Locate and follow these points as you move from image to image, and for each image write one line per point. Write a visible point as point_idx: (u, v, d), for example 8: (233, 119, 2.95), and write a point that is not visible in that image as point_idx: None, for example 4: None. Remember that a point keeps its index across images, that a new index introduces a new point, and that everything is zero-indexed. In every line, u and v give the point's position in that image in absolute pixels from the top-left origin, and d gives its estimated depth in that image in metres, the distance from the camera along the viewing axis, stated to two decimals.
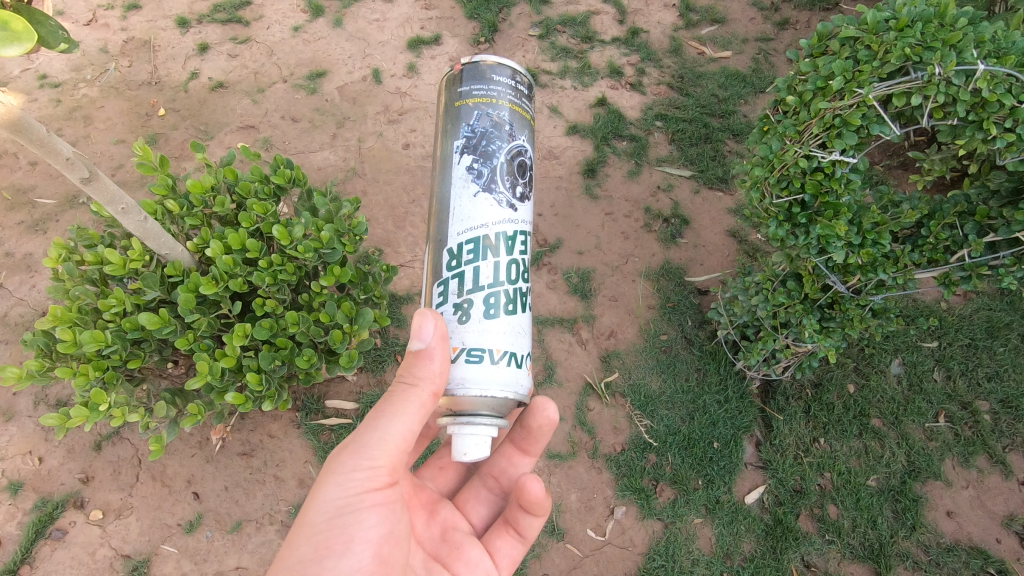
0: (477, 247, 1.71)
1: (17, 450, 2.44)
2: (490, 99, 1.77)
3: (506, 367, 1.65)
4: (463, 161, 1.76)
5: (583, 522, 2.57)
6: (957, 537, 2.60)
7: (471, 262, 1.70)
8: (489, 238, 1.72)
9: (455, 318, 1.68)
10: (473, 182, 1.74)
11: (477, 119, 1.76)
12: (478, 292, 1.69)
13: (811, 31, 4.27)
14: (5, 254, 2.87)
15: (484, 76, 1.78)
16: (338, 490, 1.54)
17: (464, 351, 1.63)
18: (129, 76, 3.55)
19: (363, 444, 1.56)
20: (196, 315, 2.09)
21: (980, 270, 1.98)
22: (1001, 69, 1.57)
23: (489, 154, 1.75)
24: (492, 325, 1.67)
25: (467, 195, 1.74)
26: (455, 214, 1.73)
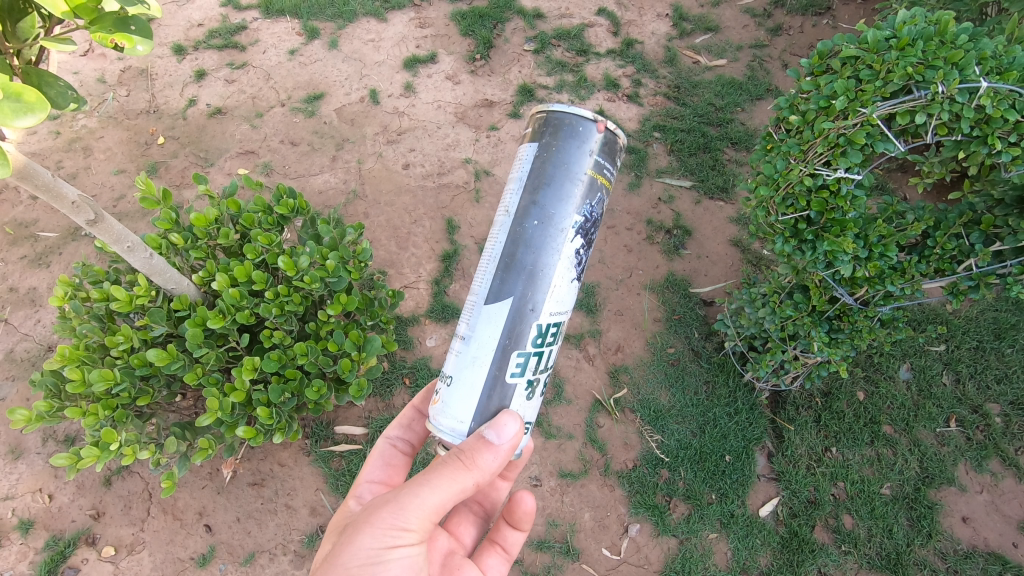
0: (557, 331, 1.78)
1: (27, 488, 2.43)
2: (610, 186, 1.80)
3: (526, 432, 1.75)
4: (574, 241, 1.75)
5: (598, 541, 2.54)
6: (974, 543, 2.57)
7: (550, 344, 1.76)
8: (563, 325, 1.81)
9: (524, 394, 1.72)
10: (575, 266, 1.77)
11: (597, 203, 1.79)
12: (543, 374, 1.78)
13: (805, 36, 4.29)
14: (9, 289, 2.86)
15: (613, 157, 1.79)
16: (374, 540, 1.40)
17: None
18: (128, 106, 3.56)
19: (403, 504, 1.44)
20: (205, 350, 2.08)
21: (988, 279, 1.97)
22: (1004, 86, 1.60)
23: (590, 242, 1.81)
24: (537, 401, 1.77)
25: (566, 276, 1.75)
26: (553, 293, 1.73)
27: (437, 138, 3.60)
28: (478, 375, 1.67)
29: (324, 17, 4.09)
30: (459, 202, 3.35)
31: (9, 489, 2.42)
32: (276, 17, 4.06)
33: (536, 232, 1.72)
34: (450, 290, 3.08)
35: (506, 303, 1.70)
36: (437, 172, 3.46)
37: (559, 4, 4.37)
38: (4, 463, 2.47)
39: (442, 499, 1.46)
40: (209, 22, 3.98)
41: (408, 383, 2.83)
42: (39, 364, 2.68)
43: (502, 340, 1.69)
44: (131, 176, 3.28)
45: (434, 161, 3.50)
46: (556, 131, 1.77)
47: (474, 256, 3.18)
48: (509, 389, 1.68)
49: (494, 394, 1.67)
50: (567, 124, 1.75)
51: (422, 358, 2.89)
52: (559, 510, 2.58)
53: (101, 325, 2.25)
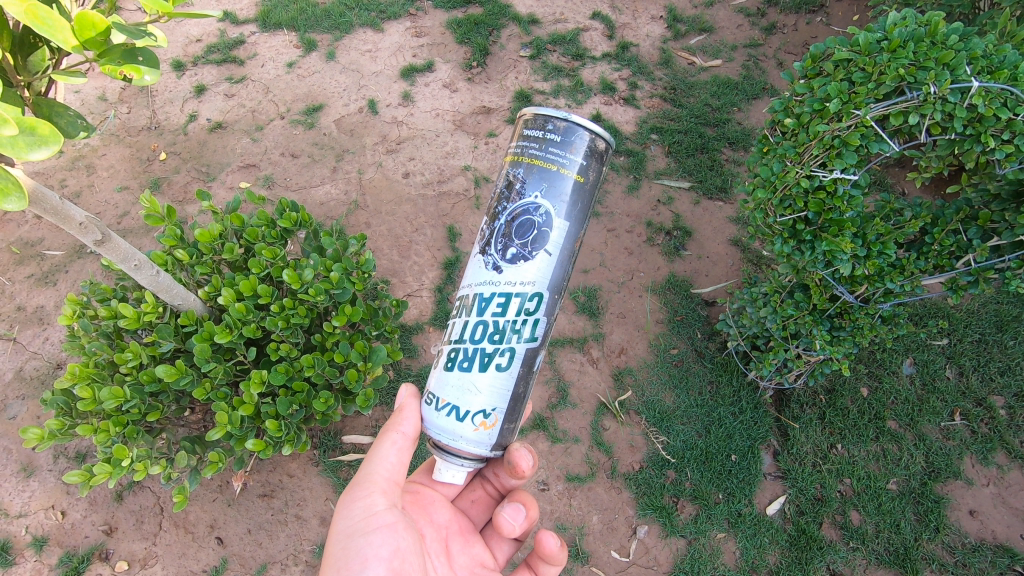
0: (461, 304, 1.85)
1: (40, 505, 2.45)
2: (519, 158, 1.80)
3: (445, 416, 1.73)
4: (482, 220, 1.89)
5: (607, 544, 2.55)
6: (982, 536, 2.58)
7: (456, 314, 1.86)
8: (467, 299, 1.83)
9: (436, 361, 1.88)
10: (478, 243, 1.86)
11: (505, 179, 1.83)
12: (448, 346, 1.81)
13: (799, 34, 4.31)
14: (17, 309, 2.89)
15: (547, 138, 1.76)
16: (348, 517, 1.67)
17: (427, 392, 1.82)
18: (129, 123, 3.59)
19: (358, 480, 1.75)
20: (213, 364, 2.11)
21: (987, 273, 1.99)
22: (995, 85, 1.62)
23: (496, 216, 1.81)
24: (448, 376, 1.77)
25: (471, 252, 1.87)
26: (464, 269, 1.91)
27: (436, 146, 3.62)
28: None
29: (321, 29, 4.13)
30: (460, 209, 3.38)
31: (22, 507, 2.44)
32: (273, 30, 4.09)
33: None
34: (453, 297, 3.11)
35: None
36: (438, 180, 3.49)
37: (554, 9, 4.40)
38: (16, 481, 2.49)
39: (389, 460, 1.77)
40: (207, 37, 4.02)
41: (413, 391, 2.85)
42: (48, 382, 2.71)
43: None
44: (135, 193, 3.31)
45: (434, 169, 3.53)
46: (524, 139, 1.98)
47: None
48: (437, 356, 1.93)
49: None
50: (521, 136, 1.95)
51: (427, 366, 2.91)
52: (568, 514, 2.60)
53: (110, 342, 2.27)
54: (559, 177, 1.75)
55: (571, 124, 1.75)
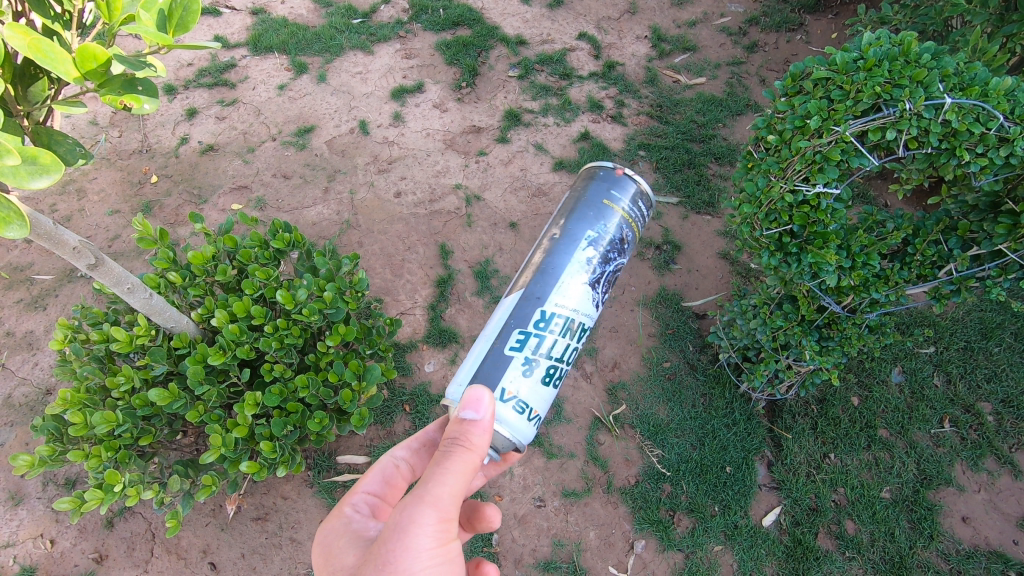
0: (563, 325, 2.00)
1: (28, 534, 2.40)
2: (629, 217, 2.23)
3: (529, 423, 1.86)
4: (587, 250, 2.12)
5: (605, 560, 2.53)
6: (976, 543, 2.59)
7: (554, 333, 1.98)
8: (574, 322, 2.03)
9: (520, 368, 1.89)
10: (586, 273, 2.10)
11: (614, 229, 2.19)
12: (548, 360, 1.94)
13: (780, 51, 4.44)
14: (5, 334, 2.87)
15: (627, 190, 2.24)
16: (426, 537, 1.39)
17: (514, 399, 1.84)
18: (120, 147, 3.60)
19: (437, 497, 1.43)
20: (206, 386, 2.10)
21: (969, 282, 2.05)
22: (967, 101, 1.69)
23: (607, 259, 2.17)
24: (541, 388, 1.91)
25: (576, 279, 2.07)
26: (562, 287, 2.04)
27: (427, 165, 3.66)
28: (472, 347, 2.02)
29: (311, 52, 4.19)
30: (452, 227, 3.41)
31: (10, 537, 2.39)
32: (264, 54, 4.15)
33: (559, 241, 2.14)
34: (446, 315, 3.11)
35: (520, 295, 2.06)
36: (429, 199, 3.52)
37: (541, 31, 4.50)
38: (5, 509, 2.45)
39: (456, 484, 1.46)
40: (199, 61, 4.06)
41: (408, 410, 2.85)
42: (37, 408, 2.67)
43: (512, 321, 1.99)
44: (126, 217, 3.30)
45: (425, 188, 3.56)
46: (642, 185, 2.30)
47: (469, 280, 3.23)
48: (507, 361, 1.90)
49: (491, 364, 1.90)
50: (598, 168, 2.29)
51: (421, 384, 2.91)
52: (565, 530, 2.58)
53: (101, 366, 2.26)
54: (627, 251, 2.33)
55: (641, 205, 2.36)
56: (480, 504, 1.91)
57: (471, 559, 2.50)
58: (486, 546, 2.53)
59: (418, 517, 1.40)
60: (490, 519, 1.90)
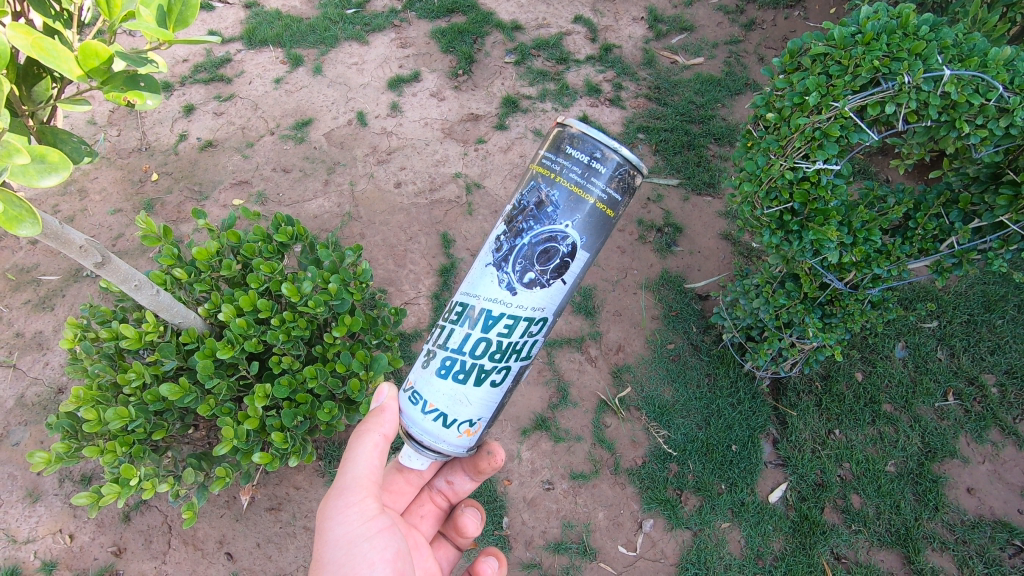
0: (462, 312, 1.75)
1: (47, 530, 2.45)
2: (551, 175, 1.65)
3: (432, 422, 1.69)
4: (497, 229, 1.75)
5: (614, 539, 2.56)
6: (980, 513, 2.62)
7: (454, 323, 1.76)
8: (473, 309, 1.72)
9: (420, 362, 1.78)
10: (491, 254, 1.73)
11: (532, 195, 1.68)
12: (444, 352, 1.74)
13: (778, 29, 4.41)
14: (15, 335, 2.90)
15: (555, 146, 1.67)
16: (342, 523, 1.59)
17: (410, 390, 1.76)
18: (119, 145, 3.60)
19: (343, 486, 1.62)
20: (216, 380, 2.12)
21: (970, 255, 2.05)
22: (966, 73, 1.68)
23: (517, 232, 1.69)
24: (438, 383, 1.71)
25: (482, 262, 1.76)
26: (468, 274, 1.79)
27: (426, 155, 3.66)
28: None
29: (306, 44, 4.17)
30: (453, 216, 3.41)
31: (29, 533, 2.44)
32: (259, 47, 4.13)
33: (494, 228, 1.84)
34: (450, 303, 3.13)
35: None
36: (429, 188, 3.52)
37: (536, 15, 4.46)
38: (22, 506, 2.49)
39: (366, 467, 1.64)
40: (194, 57, 4.05)
41: None
42: (50, 407, 2.71)
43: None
44: (129, 215, 3.31)
45: (425, 178, 3.56)
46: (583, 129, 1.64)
47: (472, 268, 3.24)
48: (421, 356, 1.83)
49: None
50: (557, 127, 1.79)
51: None
52: (574, 512, 2.61)
53: (112, 363, 2.29)
54: (595, 212, 1.64)
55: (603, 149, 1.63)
56: (461, 512, 2.04)
57: (482, 543, 2.54)
58: (496, 530, 2.57)
59: (331, 509, 1.60)
60: (468, 526, 2.02)
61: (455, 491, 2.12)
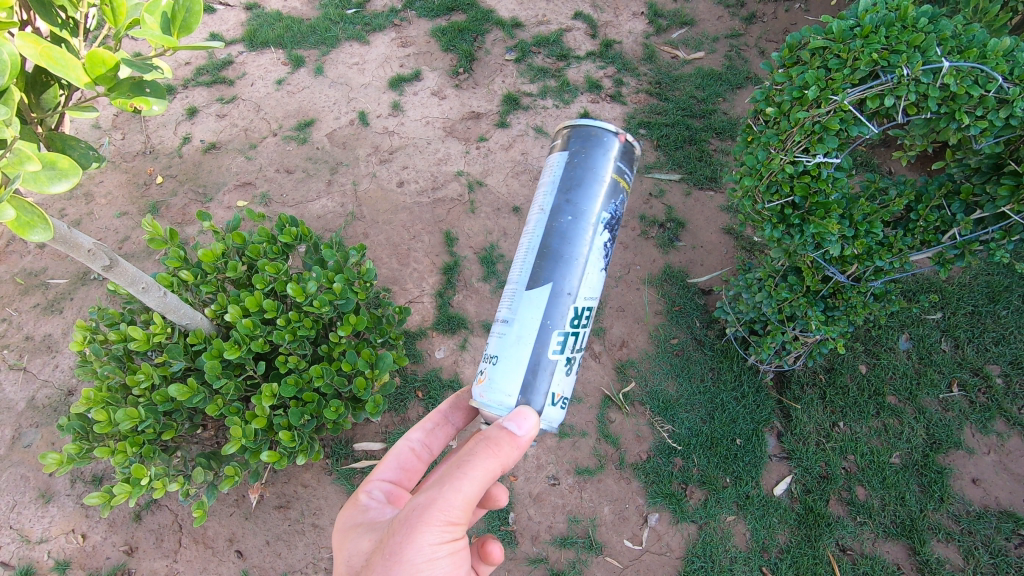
0: (591, 316, 1.87)
1: (60, 530, 2.48)
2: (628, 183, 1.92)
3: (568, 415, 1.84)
4: (600, 232, 1.85)
5: (620, 533, 2.58)
6: (986, 504, 2.62)
7: (585, 327, 1.84)
8: (597, 310, 1.90)
9: (564, 370, 1.78)
10: (605, 258, 1.88)
11: (623, 198, 1.92)
12: (581, 355, 1.86)
13: (779, 21, 4.40)
14: (24, 338, 2.93)
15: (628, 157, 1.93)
16: (432, 535, 1.40)
17: (561, 399, 1.79)
18: (123, 149, 3.63)
19: (448, 496, 1.43)
20: (224, 380, 2.15)
21: (972, 246, 2.05)
22: (965, 64, 1.68)
23: (617, 235, 1.94)
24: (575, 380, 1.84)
25: (598, 265, 1.85)
26: (584, 276, 1.82)
27: (428, 153, 3.67)
28: (498, 348, 1.78)
29: (307, 44, 4.19)
30: (456, 214, 3.43)
31: (42, 533, 2.47)
32: (260, 49, 4.15)
33: (572, 223, 1.82)
34: (454, 301, 3.15)
35: (544, 290, 1.78)
36: (431, 187, 3.54)
37: (536, 12, 4.47)
38: (35, 507, 2.52)
39: (476, 487, 1.46)
40: (196, 59, 4.08)
41: (421, 396, 2.90)
42: (60, 409, 2.74)
43: (545, 322, 1.76)
44: (134, 218, 3.34)
45: (427, 177, 3.58)
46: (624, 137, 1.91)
47: (475, 266, 3.26)
48: (552, 367, 1.76)
49: (534, 371, 1.73)
50: (586, 132, 1.90)
51: (433, 371, 2.95)
52: (579, 506, 2.63)
53: (121, 365, 2.32)
54: None
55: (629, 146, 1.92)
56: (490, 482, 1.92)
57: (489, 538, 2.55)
58: (503, 525, 2.59)
59: (429, 520, 1.41)
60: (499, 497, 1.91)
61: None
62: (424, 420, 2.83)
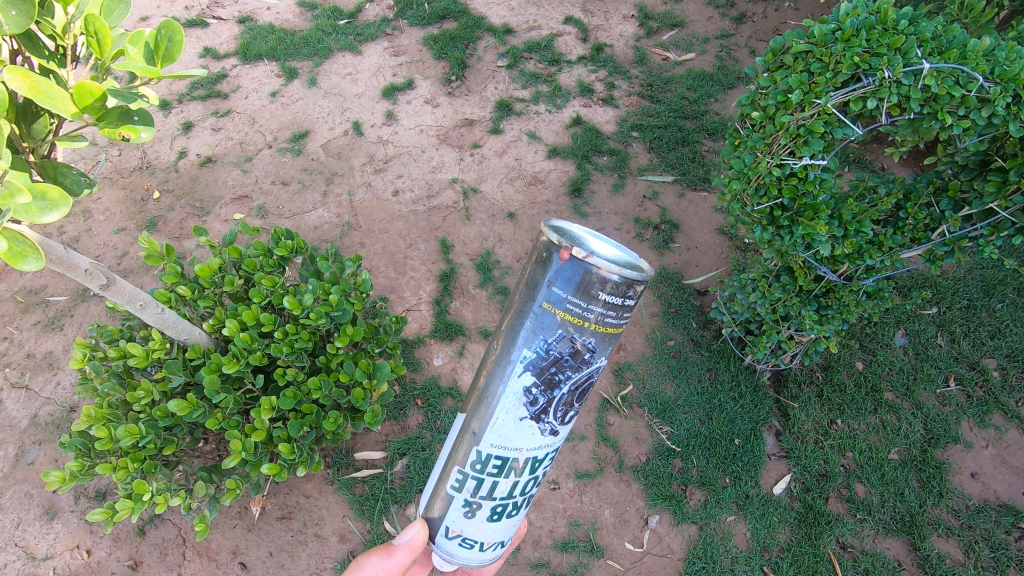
0: (504, 467, 1.47)
1: (65, 546, 2.49)
2: (580, 324, 1.31)
3: (487, 552, 1.59)
4: (522, 376, 1.38)
5: (621, 536, 2.58)
6: (985, 498, 2.63)
7: (494, 477, 1.48)
8: (518, 463, 1.46)
9: (461, 513, 1.53)
10: (524, 407, 1.40)
11: (563, 341, 1.34)
12: (492, 502, 1.51)
13: (769, 20, 4.42)
14: (26, 356, 2.95)
15: (581, 285, 1.28)
16: None
17: (459, 537, 1.55)
18: (121, 165, 3.65)
19: None
20: (223, 395, 2.17)
21: (961, 243, 2.07)
22: (946, 65, 1.70)
23: (554, 383, 1.38)
24: (487, 526, 1.54)
25: (511, 414, 1.41)
26: (494, 421, 1.43)
27: (423, 161, 3.69)
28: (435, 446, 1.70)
29: (300, 56, 4.21)
30: (451, 222, 3.45)
31: (46, 550, 2.48)
32: (254, 62, 4.18)
33: (492, 354, 1.44)
34: (451, 308, 3.17)
35: (461, 418, 1.53)
36: (426, 195, 3.56)
37: (527, 18, 4.49)
38: (40, 524, 2.54)
39: None
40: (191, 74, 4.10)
41: (420, 404, 2.91)
42: (63, 425, 2.76)
43: (451, 451, 1.54)
44: (133, 233, 3.36)
45: (422, 185, 3.59)
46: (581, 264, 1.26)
47: (472, 273, 3.28)
48: (446, 502, 1.55)
49: (432, 497, 1.58)
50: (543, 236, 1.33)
51: (431, 378, 2.97)
52: (580, 510, 2.63)
53: (121, 381, 2.33)
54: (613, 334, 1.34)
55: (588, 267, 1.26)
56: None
57: None
58: None
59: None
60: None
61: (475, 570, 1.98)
62: (423, 428, 2.85)
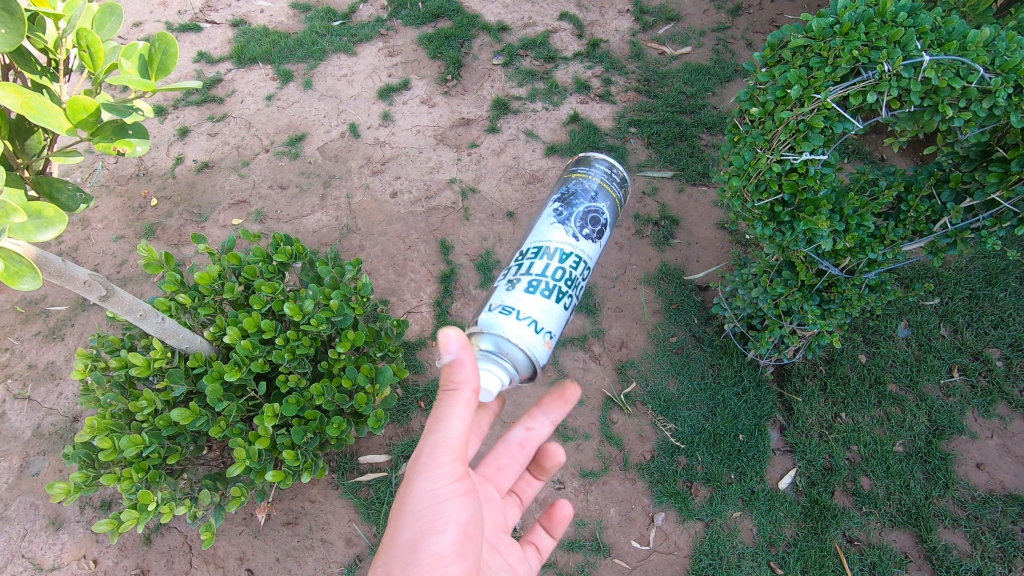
0: (538, 251, 2.00)
1: (71, 556, 2.50)
2: (589, 176, 2.21)
3: (523, 325, 1.81)
4: (552, 206, 2.15)
5: (627, 534, 2.58)
6: (991, 488, 2.63)
7: (531, 259, 1.99)
8: (549, 249, 2.00)
9: (505, 288, 1.93)
10: (553, 217, 2.09)
11: (579, 185, 2.19)
12: (529, 277, 1.93)
13: (765, 13, 4.40)
14: (28, 367, 2.95)
15: (586, 161, 2.26)
16: (428, 482, 1.52)
17: (500, 306, 1.86)
18: (117, 173, 3.64)
19: (430, 447, 1.53)
20: (225, 402, 2.16)
21: (964, 234, 2.07)
22: (946, 57, 1.69)
23: (575, 204, 2.12)
24: (525, 297, 1.87)
25: (547, 223, 2.09)
26: (534, 232, 2.10)
27: (420, 162, 3.68)
28: None
29: (295, 59, 4.19)
30: (450, 222, 3.44)
31: (54, 560, 2.49)
32: (249, 65, 4.16)
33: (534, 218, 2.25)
34: (452, 309, 3.16)
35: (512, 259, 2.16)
36: (425, 196, 3.54)
37: (522, 14, 4.47)
38: (46, 534, 2.54)
39: (460, 429, 1.54)
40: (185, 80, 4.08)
41: (424, 406, 2.91)
42: (67, 436, 2.76)
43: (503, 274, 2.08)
44: (130, 241, 3.35)
45: (421, 186, 3.58)
46: (578, 158, 2.31)
47: (472, 273, 3.27)
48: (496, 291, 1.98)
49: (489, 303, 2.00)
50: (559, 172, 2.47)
51: (434, 380, 2.97)
52: (586, 509, 2.63)
53: (123, 391, 2.32)
54: (615, 199, 2.22)
55: (585, 155, 2.30)
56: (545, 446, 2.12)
57: None
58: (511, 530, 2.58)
59: (420, 467, 1.53)
60: (557, 455, 2.12)
61: (533, 437, 2.13)
62: None
